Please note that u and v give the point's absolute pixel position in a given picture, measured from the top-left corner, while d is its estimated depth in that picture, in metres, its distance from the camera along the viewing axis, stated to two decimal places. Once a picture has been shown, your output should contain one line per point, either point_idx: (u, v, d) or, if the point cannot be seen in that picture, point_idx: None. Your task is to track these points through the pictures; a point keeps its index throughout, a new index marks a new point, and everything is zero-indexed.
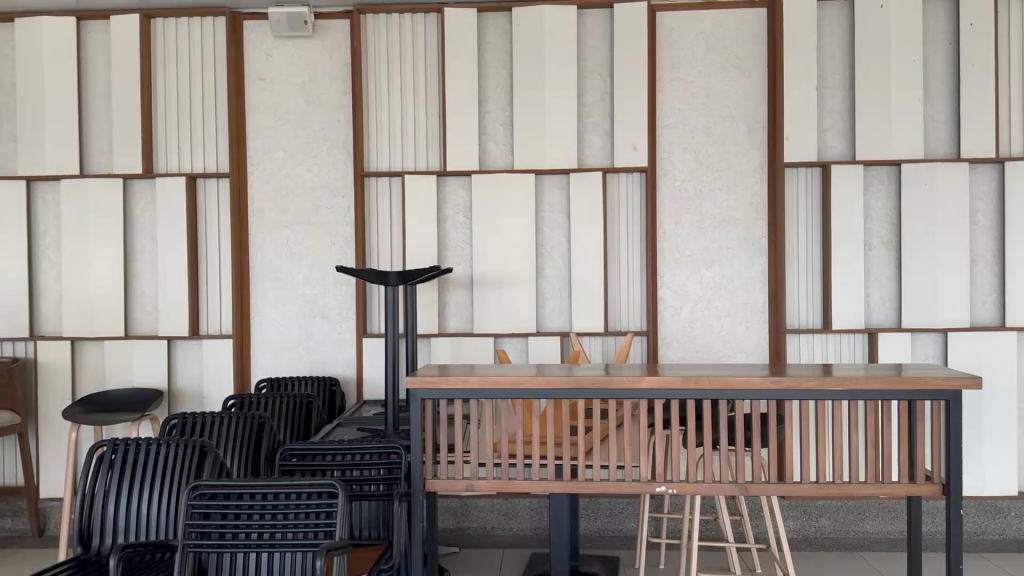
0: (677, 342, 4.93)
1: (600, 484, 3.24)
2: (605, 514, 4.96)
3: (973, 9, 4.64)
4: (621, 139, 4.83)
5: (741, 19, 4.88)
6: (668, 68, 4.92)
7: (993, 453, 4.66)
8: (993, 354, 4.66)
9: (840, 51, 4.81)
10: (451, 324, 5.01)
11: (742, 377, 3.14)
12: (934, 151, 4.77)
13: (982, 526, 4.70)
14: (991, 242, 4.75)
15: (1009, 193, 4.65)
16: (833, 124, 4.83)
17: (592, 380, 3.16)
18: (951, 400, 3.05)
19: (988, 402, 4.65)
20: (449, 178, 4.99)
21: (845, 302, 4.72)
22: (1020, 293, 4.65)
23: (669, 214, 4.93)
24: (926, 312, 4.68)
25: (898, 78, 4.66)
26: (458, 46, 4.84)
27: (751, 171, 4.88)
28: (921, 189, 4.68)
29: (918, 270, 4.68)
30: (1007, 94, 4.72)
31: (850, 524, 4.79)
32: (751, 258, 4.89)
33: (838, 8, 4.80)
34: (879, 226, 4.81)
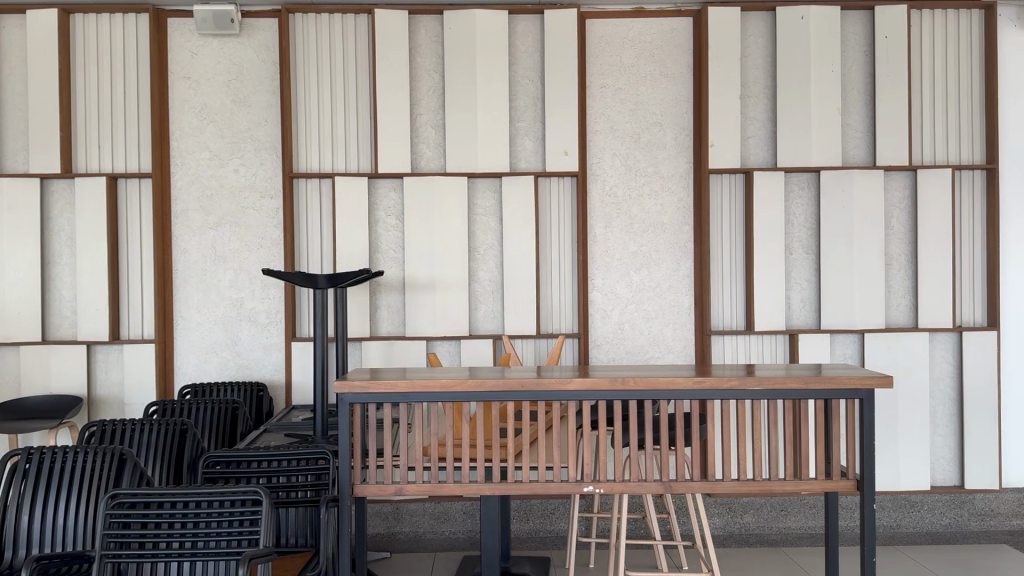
0: (608, 344, 5.00)
1: (530, 486, 3.27)
2: (538, 515, 5.00)
3: (887, 23, 4.83)
4: (552, 144, 4.87)
5: (668, 27, 4.99)
6: (598, 74, 4.99)
7: (908, 449, 4.85)
8: (907, 354, 4.86)
9: (763, 61, 4.94)
10: (382, 327, 4.96)
11: (667, 378, 3.21)
12: (852, 158, 4.94)
13: (897, 520, 4.90)
14: (905, 246, 4.95)
15: (922, 199, 4.86)
16: (756, 132, 4.96)
17: (522, 383, 3.19)
18: (866, 399, 3.20)
19: (903, 400, 4.85)
20: (380, 181, 4.95)
21: (768, 305, 4.86)
22: (932, 295, 4.86)
23: (600, 218, 5.00)
24: (845, 314, 4.85)
25: (817, 87, 4.82)
26: (389, 48, 4.82)
27: (678, 177, 4.99)
28: (841, 195, 4.85)
29: (836, 274, 4.85)
30: (921, 105, 4.91)
31: (774, 520, 4.93)
32: (679, 262, 5.00)
33: (761, 19, 4.94)
34: (799, 230, 4.97)
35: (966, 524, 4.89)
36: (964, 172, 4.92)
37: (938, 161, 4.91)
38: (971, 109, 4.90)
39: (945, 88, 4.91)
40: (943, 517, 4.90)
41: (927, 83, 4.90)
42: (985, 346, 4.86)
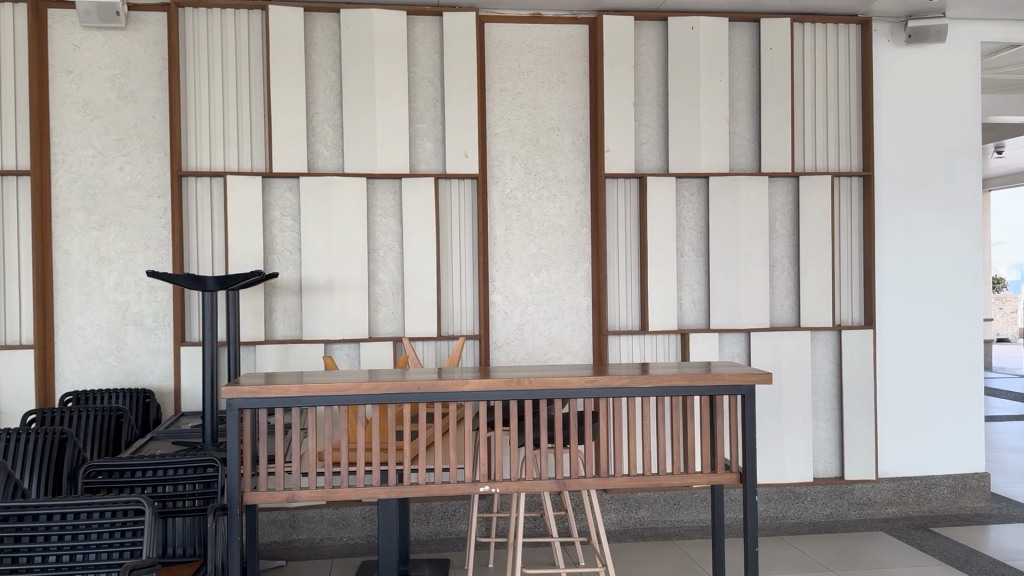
0: (508, 345, 5.04)
1: (426, 487, 3.27)
2: (438, 517, 5.00)
3: (771, 35, 5.05)
4: (452, 146, 4.88)
5: (565, 34, 5.07)
6: (497, 78, 5.03)
7: (791, 442, 5.10)
8: (789, 353, 5.10)
9: (656, 69, 5.09)
10: (277, 331, 4.85)
11: (560, 377, 3.27)
12: (739, 164, 5.15)
13: (783, 511, 5.09)
14: (788, 250, 5.19)
15: (804, 205, 5.10)
16: (650, 138, 5.10)
17: (418, 386, 3.18)
18: (747, 394, 3.36)
19: (786, 396, 5.09)
20: (274, 180, 4.85)
21: (660, 306, 5.01)
22: (813, 296, 5.11)
23: (500, 220, 5.03)
24: (732, 314, 5.06)
25: (706, 95, 5.00)
26: (284, 45, 4.74)
27: (576, 180, 5.08)
28: (728, 200, 5.05)
29: (724, 276, 5.04)
30: (803, 114, 5.16)
31: (667, 514, 5.08)
32: (576, 264, 5.09)
33: (653, 29, 5.09)
34: (691, 233, 5.13)
35: (846, 513, 5.14)
36: (843, 178, 5.20)
37: (818, 168, 5.17)
38: (847, 120, 5.18)
39: (825, 99, 5.17)
40: (825, 507, 5.13)
41: (809, 94, 5.15)
42: (863, 345, 5.14)
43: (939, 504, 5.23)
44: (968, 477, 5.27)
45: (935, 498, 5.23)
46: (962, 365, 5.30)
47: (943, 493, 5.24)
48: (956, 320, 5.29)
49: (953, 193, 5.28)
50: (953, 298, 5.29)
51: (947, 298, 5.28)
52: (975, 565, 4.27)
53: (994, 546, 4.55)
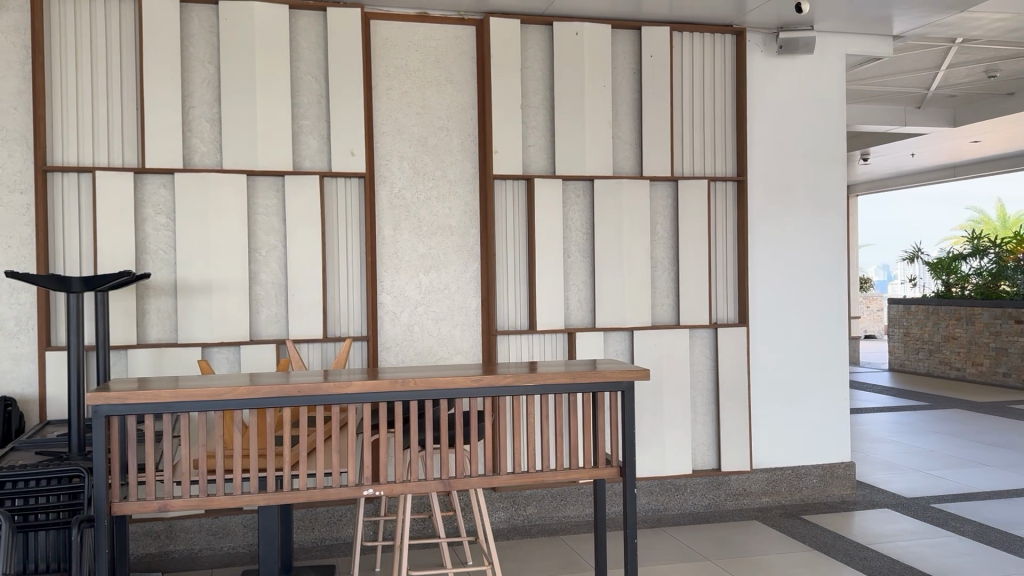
0: (396, 347, 4.98)
1: (307, 493, 3.19)
2: (323, 523, 4.91)
3: (651, 43, 5.21)
4: (337, 144, 4.80)
5: (452, 35, 5.07)
6: (384, 76, 4.97)
7: (672, 437, 5.27)
8: (670, 350, 5.28)
9: (542, 72, 5.16)
10: (151, 334, 4.65)
11: (445, 377, 3.27)
12: (622, 168, 5.29)
13: (664, 503, 5.27)
14: (668, 251, 5.37)
15: (683, 207, 5.30)
16: (537, 140, 5.16)
17: (298, 388, 3.10)
18: (626, 389, 3.46)
19: (667, 392, 5.26)
20: (148, 175, 4.64)
21: (548, 305, 5.09)
22: (691, 295, 5.31)
23: (388, 220, 4.98)
24: (616, 313, 5.20)
25: (590, 100, 5.12)
26: (158, 37, 4.55)
27: (464, 181, 5.09)
28: (613, 201, 5.18)
29: (608, 276, 5.18)
30: (682, 120, 5.35)
31: (553, 510, 5.15)
32: (465, 264, 5.09)
33: (539, 33, 5.15)
34: (577, 234, 5.23)
35: (723, 503, 5.36)
36: (718, 183, 5.43)
37: (696, 172, 5.38)
38: (723, 126, 5.42)
39: (702, 107, 5.38)
40: (704, 498, 5.34)
41: (688, 101, 5.34)
42: (739, 342, 5.37)
43: (809, 492, 5.52)
44: (835, 466, 5.58)
45: (805, 486, 5.52)
46: (829, 361, 5.61)
47: (813, 481, 5.54)
48: (824, 317, 5.60)
49: (821, 197, 5.59)
50: (821, 298, 5.59)
51: (816, 297, 5.58)
52: (840, 549, 4.53)
53: (858, 531, 4.83)
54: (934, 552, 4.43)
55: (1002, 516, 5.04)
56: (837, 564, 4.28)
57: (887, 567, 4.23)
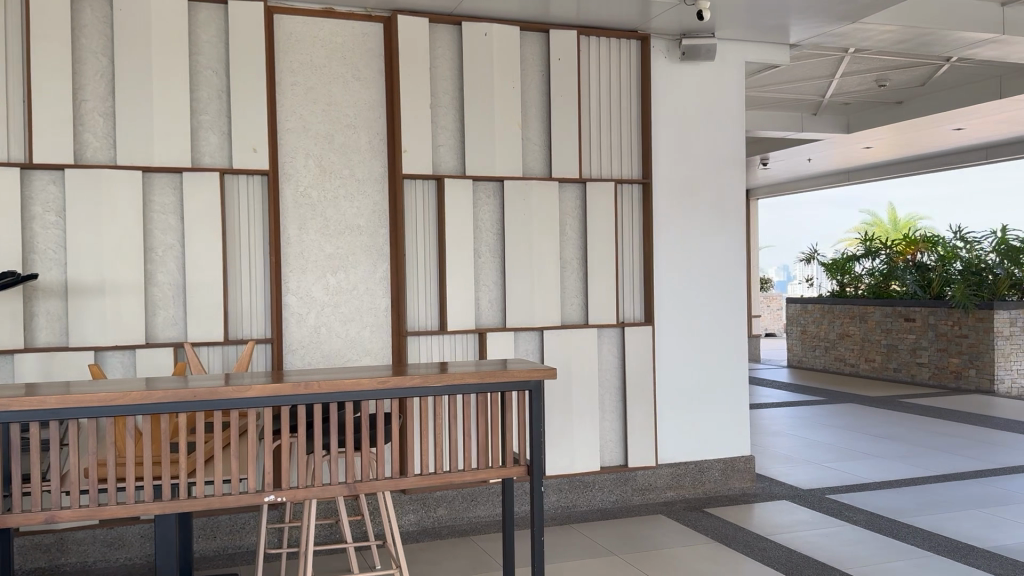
0: (303, 349, 4.86)
1: (205, 501, 3.08)
2: (226, 531, 4.77)
3: (559, 46, 5.27)
4: (238, 141, 4.66)
5: (359, 31, 5.00)
6: (288, 72, 4.86)
7: (581, 435, 5.34)
8: (579, 350, 5.35)
9: (451, 72, 5.13)
10: (40, 338, 4.42)
11: (350, 380, 3.22)
12: (531, 169, 5.33)
13: (573, 500, 5.33)
14: (577, 252, 5.44)
15: (591, 209, 5.38)
16: (446, 140, 5.13)
17: (195, 393, 2.98)
18: (534, 389, 3.49)
19: (575, 390, 5.33)
20: (36, 171, 4.40)
21: (458, 306, 5.08)
22: (599, 295, 5.41)
23: (293, 218, 4.86)
24: (526, 314, 5.24)
25: (499, 101, 5.14)
26: (47, 26, 4.33)
27: (372, 180, 5.02)
28: (523, 202, 5.22)
29: (518, 276, 5.21)
30: (590, 122, 5.43)
31: (463, 511, 5.15)
32: (374, 264, 5.01)
33: (448, 32, 5.13)
34: (487, 235, 5.23)
35: (630, 498, 5.46)
36: (625, 186, 5.54)
37: (604, 174, 5.47)
38: (629, 129, 5.53)
39: (609, 110, 5.47)
40: (612, 494, 5.43)
41: (595, 104, 5.43)
42: (644, 341, 5.50)
43: (711, 485, 5.69)
44: (736, 460, 5.77)
45: (708, 480, 5.69)
46: (730, 359, 5.80)
47: (715, 475, 5.71)
48: (726, 317, 5.78)
49: (723, 200, 5.76)
50: (723, 297, 5.77)
51: (718, 297, 5.76)
52: (741, 541, 4.67)
53: (758, 523, 5.00)
54: (829, 541, 4.63)
55: (890, 504, 5.32)
56: (739, 556, 4.41)
57: (785, 557, 4.39)
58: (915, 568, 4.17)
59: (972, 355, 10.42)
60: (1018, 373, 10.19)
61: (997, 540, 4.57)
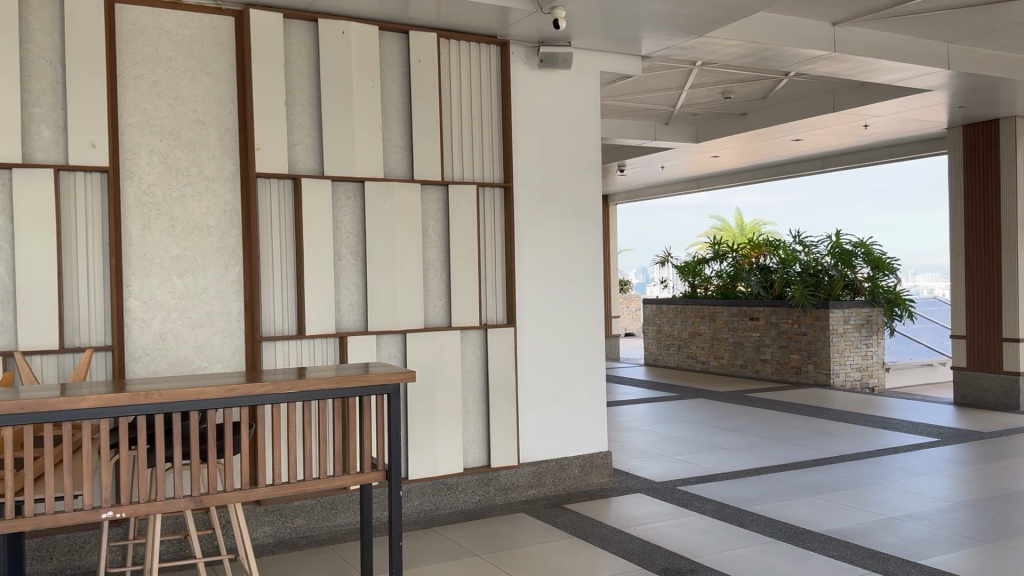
0: (148, 357, 4.59)
1: (35, 520, 2.86)
2: (63, 552, 4.45)
3: (419, 48, 5.27)
4: (76, 136, 4.37)
5: (208, 24, 4.79)
6: (131, 64, 4.59)
7: (443, 438, 5.34)
8: (441, 352, 5.35)
9: (308, 70, 5.01)
10: None
11: (196, 388, 3.08)
12: (392, 170, 5.27)
13: (436, 503, 5.32)
14: (439, 254, 5.44)
15: (453, 211, 5.40)
16: (303, 139, 5.00)
17: (20, 405, 2.77)
18: (392, 393, 3.46)
19: (438, 393, 5.33)
20: None
21: (317, 310, 4.96)
22: (460, 297, 5.43)
23: (136, 218, 4.59)
24: (387, 316, 5.18)
25: (358, 101, 5.07)
26: None
27: (222, 179, 4.81)
28: (383, 204, 5.16)
29: (379, 279, 5.15)
30: (451, 125, 5.44)
31: (323, 520, 5.03)
32: (225, 267, 4.81)
33: (303, 29, 5.00)
34: (346, 237, 5.12)
35: (492, 498, 5.51)
36: (486, 189, 5.59)
37: (465, 177, 5.50)
38: (490, 133, 5.59)
39: (469, 114, 5.51)
40: (474, 495, 5.45)
41: (456, 107, 5.45)
42: (506, 342, 5.57)
43: (571, 482, 5.83)
44: (594, 456, 5.95)
45: (567, 477, 5.82)
46: (588, 358, 5.96)
47: (574, 472, 5.85)
48: (584, 317, 5.95)
49: (580, 204, 5.92)
50: (581, 298, 5.94)
51: (576, 299, 5.92)
52: (599, 536, 4.81)
53: (615, 517, 5.17)
54: (680, 531, 4.84)
55: (736, 494, 5.62)
56: (596, 550, 4.54)
57: (639, 548, 4.56)
58: (758, 553, 4.44)
59: (811, 351, 11.18)
60: (850, 367, 11.04)
61: (829, 524, 4.93)
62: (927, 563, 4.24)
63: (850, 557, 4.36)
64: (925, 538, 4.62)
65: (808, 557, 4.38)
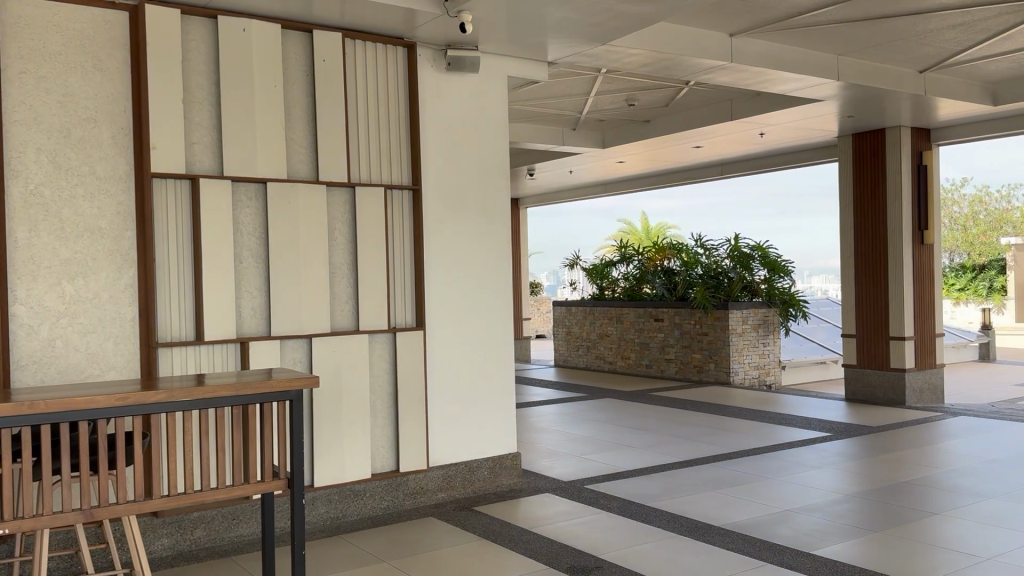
0: (35, 365, 4.37)
1: None
2: None
3: (323, 48, 5.19)
4: None
5: (100, 19, 4.60)
6: (16, 58, 4.36)
7: (350, 443, 5.28)
8: (348, 356, 5.29)
9: (207, 68, 4.86)
10: None
11: (85, 397, 2.95)
12: (296, 171, 5.18)
13: (343, 510, 5.24)
14: (346, 256, 5.37)
15: (359, 214, 5.35)
16: (202, 138, 4.85)
17: None
18: (294, 399, 3.40)
19: (346, 398, 5.26)
20: None
21: (217, 315, 4.82)
22: (368, 301, 5.38)
23: (22, 220, 4.36)
24: (292, 321, 5.09)
25: (260, 101, 4.96)
26: None
27: (115, 179, 4.62)
28: (286, 206, 5.07)
29: (284, 282, 5.06)
30: (358, 126, 5.39)
31: (224, 530, 4.90)
32: (119, 271, 4.62)
33: (202, 25, 4.85)
34: (248, 240, 5.00)
35: (400, 503, 5.47)
36: (394, 191, 5.55)
37: (372, 180, 5.45)
38: (398, 136, 5.55)
39: (376, 116, 5.46)
40: (382, 501, 5.40)
41: (362, 109, 5.39)
42: (415, 346, 5.55)
43: (480, 484, 5.84)
44: (503, 457, 5.98)
45: (477, 479, 5.84)
46: (496, 361, 5.99)
47: (484, 474, 5.87)
48: (493, 321, 5.97)
49: (490, 208, 5.95)
50: (491, 301, 5.97)
51: (485, 302, 5.94)
52: (508, 536, 4.85)
53: (523, 517, 5.22)
54: (588, 529, 4.92)
55: (640, 491, 5.76)
56: (504, 551, 4.57)
57: (546, 548, 4.61)
58: (661, 549, 4.56)
59: (712, 350, 11.54)
60: (749, 366, 11.46)
61: (729, 518, 5.10)
62: (818, 553, 4.44)
63: (747, 549, 4.52)
64: (817, 529, 4.84)
65: (709, 551, 4.53)
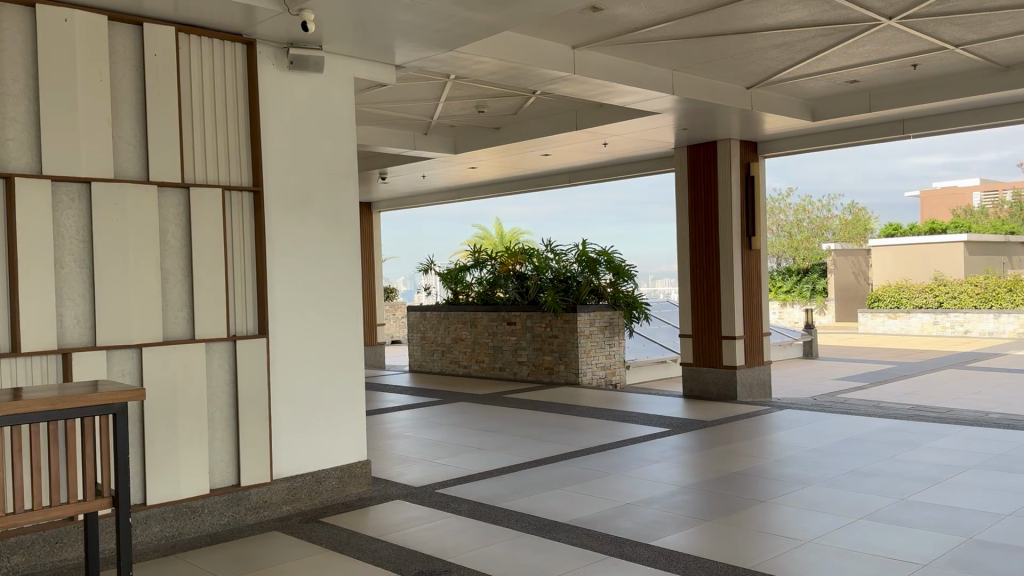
0: None
1: None
2: None
3: (153, 41, 4.94)
4: None
5: None
6: None
7: (186, 457, 5.04)
8: (183, 364, 5.06)
9: (24, 58, 4.50)
10: None
11: None
12: (125, 172, 4.89)
13: (178, 528, 4.98)
14: (181, 260, 5.12)
15: (195, 217, 5.13)
16: (17, 134, 4.48)
17: None
18: (118, 413, 3.19)
19: (182, 409, 5.03)
20: None
21: (36, 325, 4.49)
22: (204, 308, 5.17)
23: None
24: (121, 329, 4.81)
25: (84, 95, 4.66)
26: None
27: None
28: (114, 208, 4.79)
29: (111, 288, 4.78)
30: (193, 125, 5.17)
31: (46, 556, 4.55)
32: None
33: (17, 12, 4.48)
34: (69, 244, 4.67)
35: (242, 518, 5.28)
36: (233, 192, 5.36)
37: (208, 180, 5.24)
38: (236, 137, 5.38)
39: (212, 115, 5.26)
40: (222, 516, 5.20)
41: (197, 107, 5.18)
42: (256, 354, 5.39)
43: (327, 494, 5.73)
44: (352, 467, 5.90)
45: (324, 490, 5.72)
46: (343, 367, 5.89)
47: (331, 483, 5.77)
48: (339, 327, 5.88)
49: (335, 213, 5.86)
50: (337, 307, 5.87)
51: (331, 308, 5.84)
52: (356, 545, 4.78)
53: (371, 525, 5.15)
54: (436, 533, 4.93)
55: (488, 492, 5.82)
56: (352, 560, 4.50)
57: (394, 554, 4.58)
58: (508, 548, 4.63)
59: (561, 352, 11.84)
60: (596, 366, 11.86)
61: (572, 514, 5.25)
62: (656, 543, 4.65)
63: (589, 544, 4.67)
64: (654, 521, 5.07)
65: (554, 547, 4.63)
